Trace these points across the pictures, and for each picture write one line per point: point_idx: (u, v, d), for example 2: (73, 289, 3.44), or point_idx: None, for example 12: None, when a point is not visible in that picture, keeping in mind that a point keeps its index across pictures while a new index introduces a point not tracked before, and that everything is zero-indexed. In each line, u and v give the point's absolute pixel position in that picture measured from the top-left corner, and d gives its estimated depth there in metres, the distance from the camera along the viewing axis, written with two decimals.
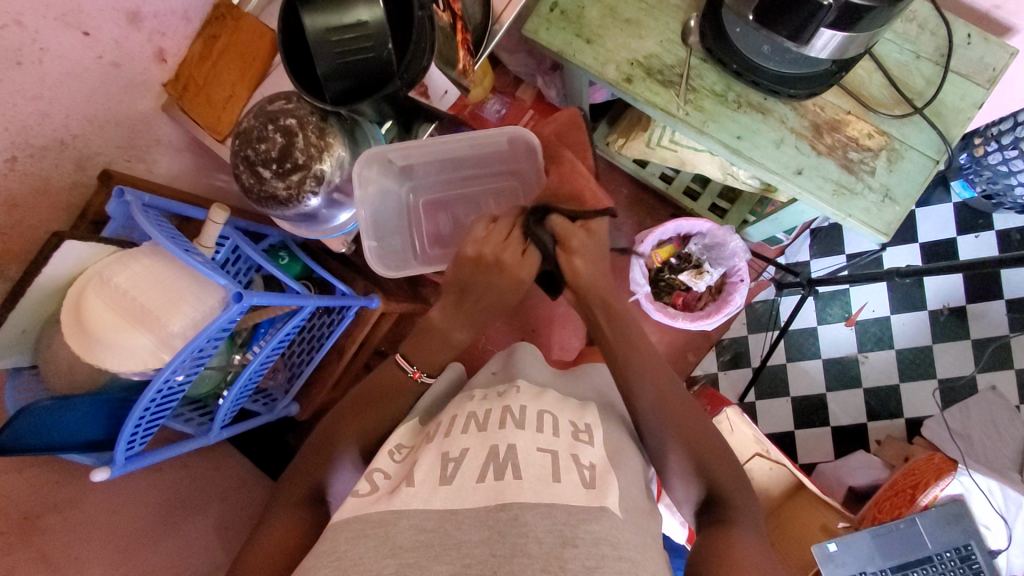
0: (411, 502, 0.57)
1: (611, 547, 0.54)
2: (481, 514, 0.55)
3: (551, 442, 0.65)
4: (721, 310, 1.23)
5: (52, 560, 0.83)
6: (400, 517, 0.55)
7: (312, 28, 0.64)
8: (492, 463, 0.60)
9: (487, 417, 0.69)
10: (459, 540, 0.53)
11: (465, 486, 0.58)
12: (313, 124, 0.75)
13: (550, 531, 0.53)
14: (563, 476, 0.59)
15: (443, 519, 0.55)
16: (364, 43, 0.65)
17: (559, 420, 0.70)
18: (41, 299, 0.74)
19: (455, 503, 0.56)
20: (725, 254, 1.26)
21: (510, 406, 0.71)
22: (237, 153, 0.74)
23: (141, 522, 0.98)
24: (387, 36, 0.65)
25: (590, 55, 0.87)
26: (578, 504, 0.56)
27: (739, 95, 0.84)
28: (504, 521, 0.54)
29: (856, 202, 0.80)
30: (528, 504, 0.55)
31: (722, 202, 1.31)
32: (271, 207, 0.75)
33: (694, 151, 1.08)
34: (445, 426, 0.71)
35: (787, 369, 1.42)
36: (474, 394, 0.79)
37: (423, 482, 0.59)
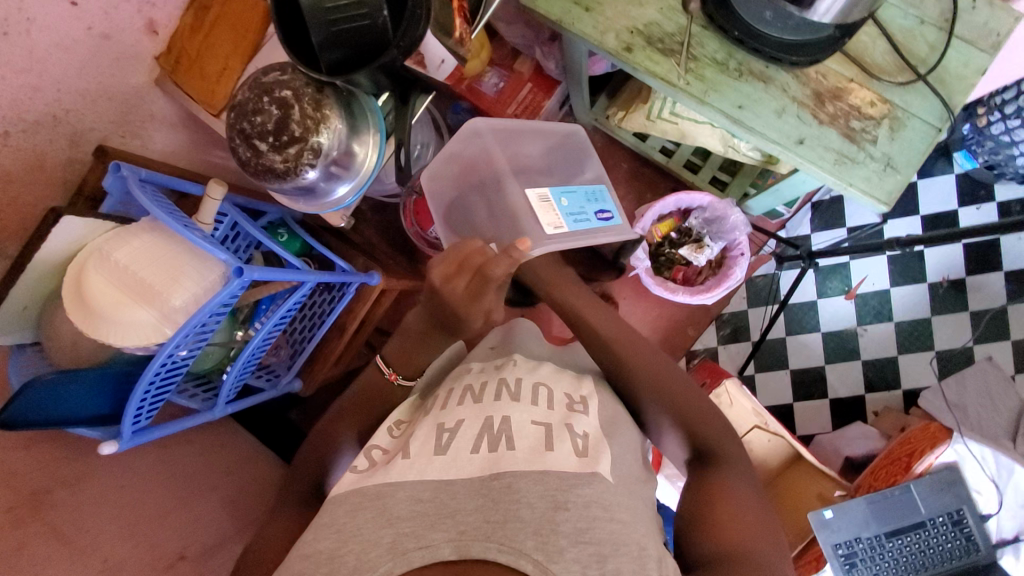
0: (407, 473, 0.59)
1: (603, 509, 0.55)
2: (475, 484, 0.56)
3: (544, 413, 0.66)
4: (721, 284, 1.24)
5: (63, 533, 0.87)
6: (396, 489, 0.57)
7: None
8: (486, 435, 0.62)
9: (482, 389, 0.70)
10: (454, 509, 0.54)
11: (460, 457, 0.59)
12: (309, 96, 0.73)
13: (543, 496, 0.54)
14: (556, 445, 0.61)
15: (438, 490, 0.57)
16: (359, 9, 0.66)
17: (553, 392, 0.70)
18: (41, 275, 0.74)
19: (450, 474, 0.58)
20: (725, 229, 1.26)
21: (506, 378, 0.72)
22: (232, 126, 0.72)
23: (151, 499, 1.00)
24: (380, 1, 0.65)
25: (589, 24, 0.86)
26: (569, 471, 0.58)
27: (741, 63, 0.83)
28: (497, 489, 0.55)
29: (857, 171, 0.80)
30: (519, 472, 0.56)
31: (723, 174, 1.30)
32: (268, 181, 0.73)
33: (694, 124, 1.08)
34: (443, 399, 0.72)
35: (787, 342, 1.43)
36: (472, 368, 0.80)
37: (419, 453, 0.61)
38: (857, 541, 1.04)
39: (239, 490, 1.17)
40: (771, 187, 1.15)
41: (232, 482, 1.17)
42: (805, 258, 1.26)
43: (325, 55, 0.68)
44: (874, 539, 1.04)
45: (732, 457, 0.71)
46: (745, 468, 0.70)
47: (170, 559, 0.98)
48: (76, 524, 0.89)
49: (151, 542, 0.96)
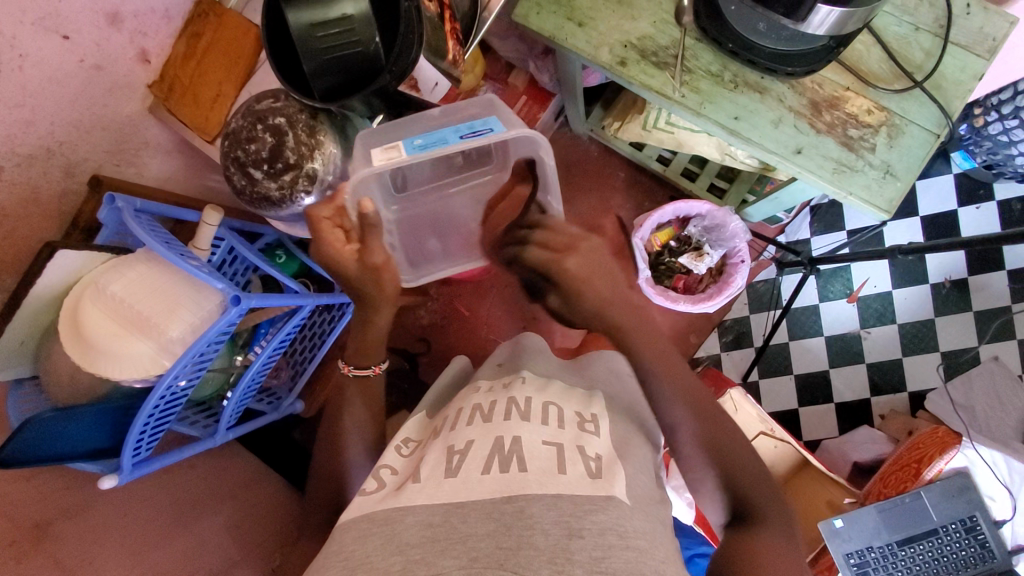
0: (416, 498, 0.59)
1: (618, 536, 0.54)
2: (486, 508, 0.55)
3: (555, 433, 0.66)
4: (721, 292, 1.23)
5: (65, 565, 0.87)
6: (405, 515, 0.57)
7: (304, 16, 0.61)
8: (497, 457, 0.62)
9: (492, 408, 0.71)
10: (464, 534, 0.53)
11: (470, 479, 0.59)
12: (303, 122, 0.72)
13: (556, 522, 0.54)
14: (568, 468, 0.60)
15: (448, 514, 0.56)
16: (350, 37, 0.62)
17: (563, 411, 0.71)
18: (38, 308, 0.73)
19: (460, 496, 0.57)
20: (725, 236, 1.24)
21: (514, 398, 0.72)
22: (227, 155, 0.72)
23: (151, 522, 1.01)
24: (374, 28, 0.63)
25: (583, 39, 0.86)
26: (583, 494, 0.57)
27: (735, 74, 0.83)
28: (509, 514, 0.54)
29: (856, 180, 0.79)
30: (534, 496, 0.56)
31: (720, 182, 1.29)
32: (263, 208, 0.73)
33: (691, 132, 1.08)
34: (452, 420, 0.73)
35: (790, 347, 1.42)
36: (478, 387, 0.80)
37: (429, 477, 0.61)
38: (868, 549, 1.03)
39: (243, 513, 1.19)
40: (768, 194, 1.15)
41: (233, 505, 1.18)
42: (806, 265, 1.25)
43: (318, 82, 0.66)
44: (886, 548, 1.03)
45: (769, 500, 0.67)
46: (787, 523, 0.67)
47: None
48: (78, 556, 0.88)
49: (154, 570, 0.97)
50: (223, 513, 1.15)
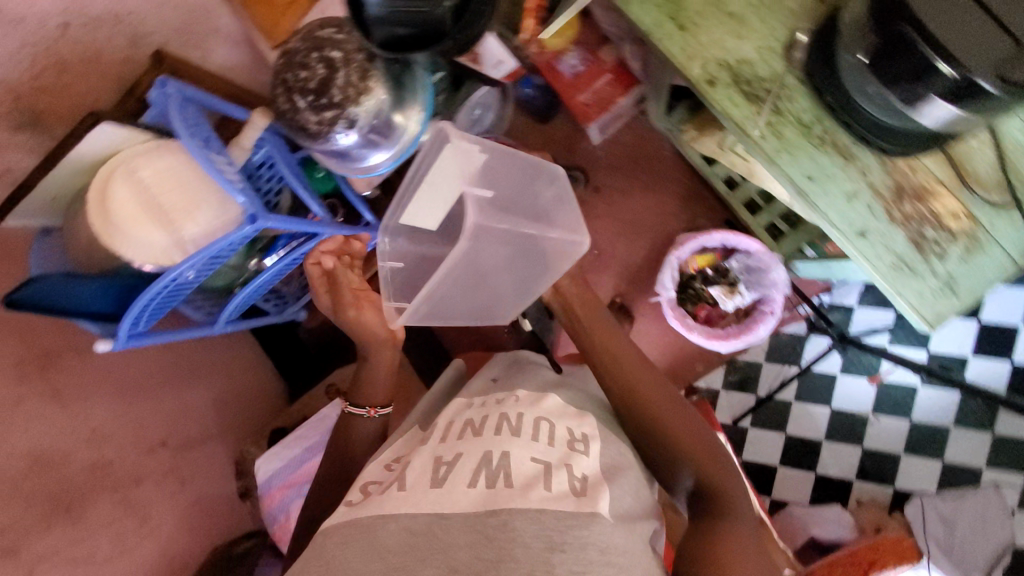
0: (402, 506, 0.68)
1: (599, 552, 0.63)
2: (471, 519, 0.65)
3: (546, 451, 0.74)
4: (739, 337, 1.19)
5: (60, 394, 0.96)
6: (389, 521, 0.67)
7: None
8: (484, 471, 0.71)
9: (484, 423, 0.79)
10: (447, 543, 0.64)
11: (457, 490, 0.69)
12: (359, 63, 0.70)
13: (539, 535, 0.63)
14: (554, 484, 0.69)
15: (433, 523, 0.66)
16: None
17: (555, 428, 0.77)
18: (75, 170, 0.76)
19: (444, 507, 0.67)
20: (764, 282, 1.18)
21: (507, 414, 0.80)
22: (278, 74, 0.70)
23: (148, 372, 1.12)
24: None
25: (678, 45, 0.80)
26: (568, 511, 0.66)
27: (826, 131, 0.76)
28: (495, 527, 0.64)
29: (911, 283, 0.73)
30: (516, 510, 0.65)
31: (781, 223, 1.24)
32: (299, 137, 0.71)
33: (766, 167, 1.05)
34: (443, 432, 0.81)
35: (792, 407, 1.38)
36: (470, 403, 0.87)
37: (416, 487, 0.70)
38: None
39: (228, 393, 1.30)
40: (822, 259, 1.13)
41: (223, 383, 1.30)
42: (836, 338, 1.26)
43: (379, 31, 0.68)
44: None
45: (733, 497, 0.79)
46: (746, 508, 0.79)
47: (151, 446, 1.07)
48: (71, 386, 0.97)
49: (135, 422, 1.06)
50: (212, 389, 1.26)
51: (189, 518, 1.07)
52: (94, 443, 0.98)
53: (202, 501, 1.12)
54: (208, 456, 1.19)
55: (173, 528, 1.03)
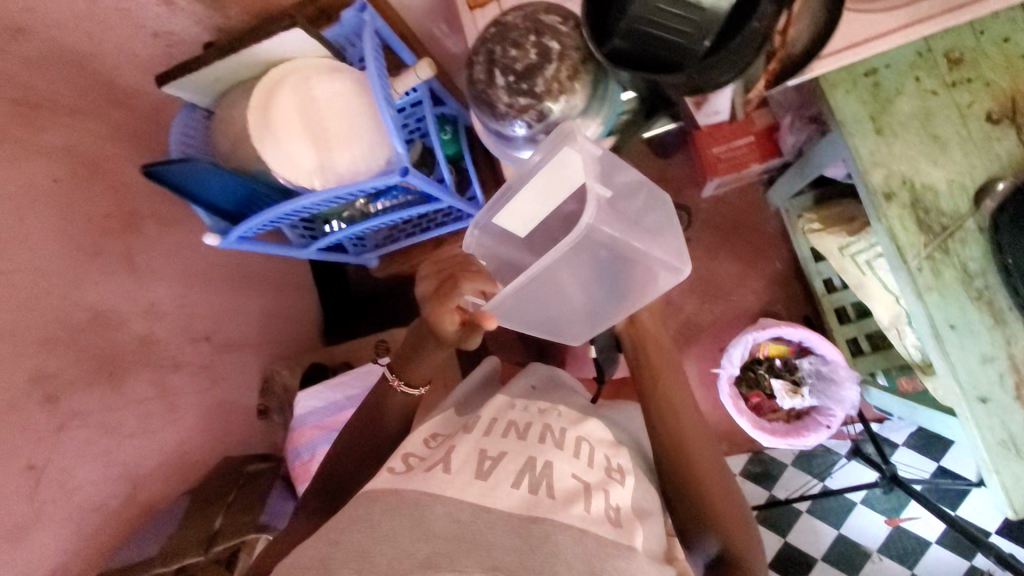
0: (446, 488, 0.64)
1: None
2: (515, 523, 0.61)
3: (585, 471, 0.73)
4: (786, 437, 1.16)
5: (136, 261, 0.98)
6: (437, 501, 0.62)
7: (666, 23, 0.52)
8: (527, 475, 0.69)
9: (527, 428, 0.78)
10: (490, 542, 0.59)
11: (498, 486, 0.66)
12: (572, 60, 0.64)
13: (580, 557, 0.60)
14: (593, 505, 0.67)
15: (476, 513, 0.62)
16: (684, 25, 0.52)
17: (595, 452, 0.78)
18: (244, 65, 0.74)
19: (490, 502, 0.64)
20: (830, 394, 1.16)
21: (551, 425, 0.80)
22: (486, 43, 0.66)
23: (211, 269, 1.15)
24: (712, 31, 0.52)
25: (869, 147, 0.77)
26: (608, 539, 0.64)
27: (986, 287, 0.73)
28: (535, 533, 0.61)
29: (1012, 466, 0.71)
30: (557, 523, 0.62)
31: (864, 342, 1.20)
32: (481, 112, 0.68)
33: (882, 286, 1.04)
34: (485, 425, 0.78)
35: (800, 516, 1.35)
36: (514, 403, 0.85)
37: (458, 474, 0.67)
38: None
39: (273, 307, 1.30)
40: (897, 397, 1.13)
41: (271, 297, 1.30)
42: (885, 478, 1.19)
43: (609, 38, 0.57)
44: None
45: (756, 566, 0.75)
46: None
47: (196, 336, 1.08)
48: (145, 259, 0.99)
49: (189, 309, 1.07)
50: (261, 299, 1.27)
51: (210, 417, 1.07)
52: (150, 316, 0.98)
53: (224, 404, 1.11)
54: (243, 363, 1.19)
55: (195, 422, 1.03)
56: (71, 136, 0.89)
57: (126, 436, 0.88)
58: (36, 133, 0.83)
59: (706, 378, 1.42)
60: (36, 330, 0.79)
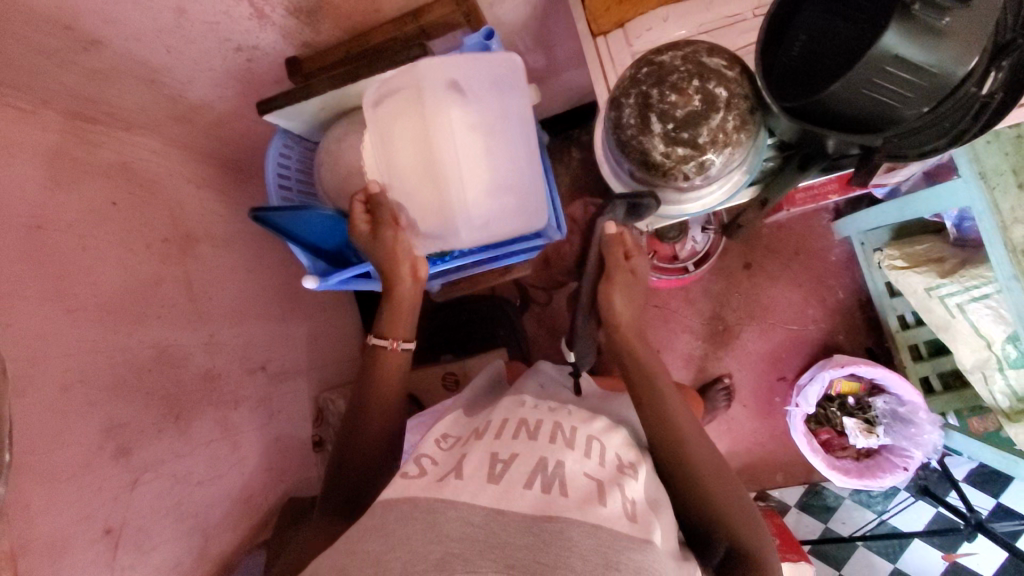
0: (460, 494, 0.56)
1: None
2: (526, 521, 0.53)
3: (597, 470, 0.64)
4: (860, 477, 1.13)
5: (193, 286, 0.87)
6: (448, 507, 0.54)
7: (885, 86, 0.47)
8: (540, 476, 0.60)
9: (538, 426, 0.69)
10: (505, 541, 0.51)
11: (513, 490, 0.57)
12: (739, 110, 0.59)
13: (595, 550, 0.51)
14: (609, 503, 0.58)
15: (490, 517, 0.53)
16: (909, 92, 0.47)
17: (606, 451, 0.68)
18: (358, 92, 0.75)
19: (504, 504, 0.55)
20: (906, 435, 1.14)
21: (561, 424, 0.71)
22: (641, 85, 0.60)
23: (265, 292, 1.05)
24: (933, 99, 0.48)
25: (1011, 200, 0.73)
26: (623, 533, 0.54)
27: None
28: (550, 531, 0.51)
29: None
30: (571, 520, 0.53)
31: (936, 380, 1.19)
32: (629, 159, 0.62)
33: (971, 329, 1.00)
34: (496, 426, 0.70)
35: (855, 550, 1.32)
36: (524, 401, 0.78)
37: (473, 477, 0.58)
38: None
39: (320, 329, 1.22)
40: (972, 437, 1.11)
41: (317, 318, 1.21)
42: (969, 524, 1.20)
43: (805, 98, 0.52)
44: None
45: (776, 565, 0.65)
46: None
47: (253, 366, 0.98)
48: (204, 282, 0.89)
49: (248, 338, 0.98)
50: (309, 320, 1.18)
51: (269, 453, 1.00)
52: (211, 349, 0.88)
53: (281, 439, 1.04)
54: (296, 391, 1.11)
55: (256, 462, 0.96)
56: (129, 153, 0.80)
57: (197, 484, 0.82)
58: (92, 150, 0.73)
59: (764, 408, 1.38)
60: (103, 376, 0.70)
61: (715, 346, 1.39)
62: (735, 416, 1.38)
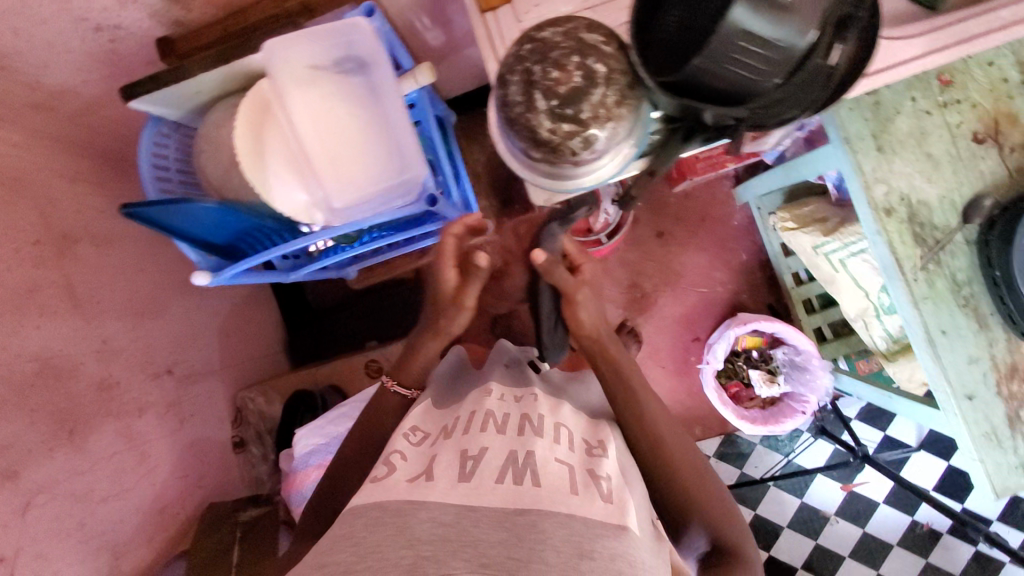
0: (430, 495, 0.59)
1: (628, 565, 0.55)
2: (500, 516, 0.56)
3: (567, 455, 0.68)
4: (765, 423, 1.24)
5: (74, 288, 0.80)
6: (418, 508, 0.57)
7: (743, 59, 0.50)
8: (512, 467, 0.62)
9: (506, 420, 0.72)
10: (476, 538, 0.54)
11: (483, 485, 0.60)
12: (618, 85, 0.60)
13: (567, 540, 0.55)
14: (582, 491, 0.61)
15: (460, 515, 0.57)
16: (762, 64, 0.51)
17: (573, 435, 0.72)
18: (238, 73, 0.72)
19: (474, 500, 0.58)
20: (802, 380, 1.24)
21: (528, 414, 0.73)
22: (523, 62, 0.60)
23: (167, 292, 0.99)
24: (784, 69, 0.51)
25: (872, 162, 0.80)
26: (597, 519, 0.58)
27: (972, 295, 0.80)
28: (521, 525, 0.55)
29: (995, 454, 0.80)
30: (546, 512, 0.57)
31: (828, 330, 1.30)
32: (519, 136, 0.63)
33: (851, 281, 1.11)
34: (464, 421, 0.73)
35: (767, 490, 1.45)
36: (491, 393, 0.80)
37: (444, 477, 0.62)
38: None
39: (233, 325, 1.16)
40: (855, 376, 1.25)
41: (230, 314, 1.16)
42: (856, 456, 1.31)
43: (672, 66, 0.54)
44: None
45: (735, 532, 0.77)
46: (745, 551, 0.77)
47: (157, 371, 0.93)
48: (89, 286, 0.82)
49: (147, 343, 0.92)
50: (220, 317, 1.12)
51: (183, 459, 0.96)
52: (104, 356, 0.83)
53: (198, 442, 1.01)
54: (209, 393, 1.06)
55: (169, 471, 0.92)
56: None
57: (101, 501, 0.78)
58: None
59: (681, 368, 1.46)
60: None
61: (634, 313, 1.45)
62: (655, 378, 1.46)
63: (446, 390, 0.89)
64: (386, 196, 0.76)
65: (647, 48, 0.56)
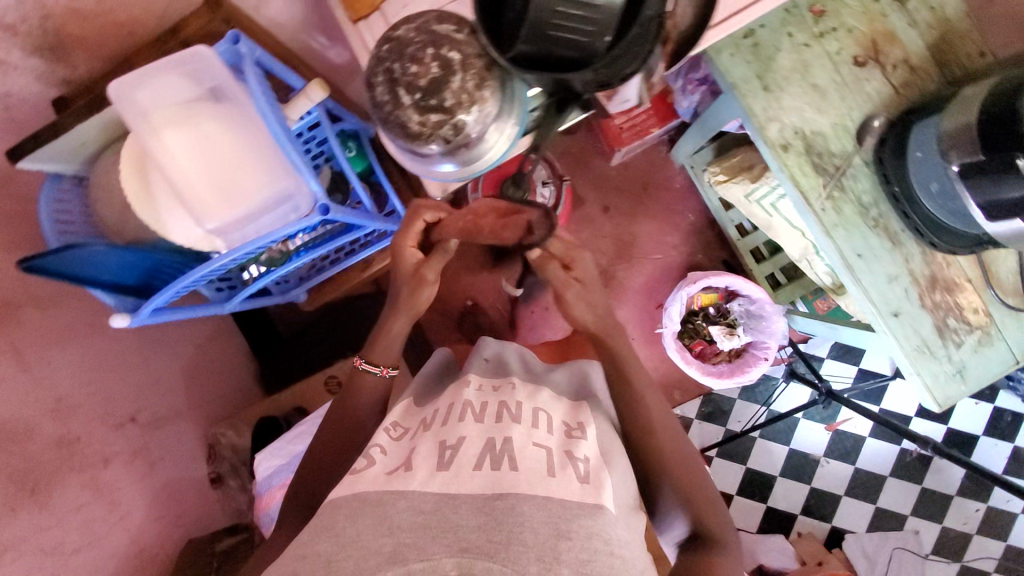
0: (412, 484, 0.57)
1: (604, 544, 0.54)
2: (479, 502, 0.55)
3: (546, 438, 0.65)
4: (732, 376, 1.25)
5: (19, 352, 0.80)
6: (398, 498, 0.55)
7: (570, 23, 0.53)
8: (489, 454, 0.60)
9: (484, 408, 0.68)
10: (455, 523, 0.53)
11: (462, 474, 0.58)
12: (476, 69, 0.62)
13: (546, 523, 0.53)
14: (560, 473, 0.59)
15: (441, 502, 0.55)
16: (590, 26, 0.53)
17: (552, 418, 0.69)
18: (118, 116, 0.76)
19: (453, 488, 0.56)
20: (761, 329, 1.25)
21: (506, 401, 0.70)
22: (382, 61, 0.62)
23: (119, 342, 1.00)
24: (613, 26, 0.53)
25: (762, 103, 0.82)
26: (574, 501, 0.57)
27: (880, 215, 0.82)
28: (501, 510, 0.54)
29: (930, 366, 0.81)
30: (523, 496, 0.55)
31: (781, 275, 1.31)
32: (394, 133, 0.65)
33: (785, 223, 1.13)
34: (443, 414, 0.69)
35: (754, 442, 1.46)
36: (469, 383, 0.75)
37: (420, 467, 0.59)
38: None
39: (196, 365, 1.18)
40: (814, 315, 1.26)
41: (192, 354, 1.18)
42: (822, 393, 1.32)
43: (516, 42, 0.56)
44: None
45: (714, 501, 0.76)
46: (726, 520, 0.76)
47: (121, 421, 0.95)
48: (34, 347, 0.82)
49: (106, 396, 0.93)
50: (181, 359, 1.14)
51: (158, 500, 0.99)
52: (61, 414, 0.84)
53: (172, 483, 1.04)
54: (176, 435, 1.08)
55: (144, 514, 0.95)
56: None
57: (73, 552, 0.80)
58: None
59: (648, 336, 1.47)
60: None
61: None
62: None
63: (429, 389, 0.84)
64: (273, 210, 0.74)
65: (493, 27, 0.58)
